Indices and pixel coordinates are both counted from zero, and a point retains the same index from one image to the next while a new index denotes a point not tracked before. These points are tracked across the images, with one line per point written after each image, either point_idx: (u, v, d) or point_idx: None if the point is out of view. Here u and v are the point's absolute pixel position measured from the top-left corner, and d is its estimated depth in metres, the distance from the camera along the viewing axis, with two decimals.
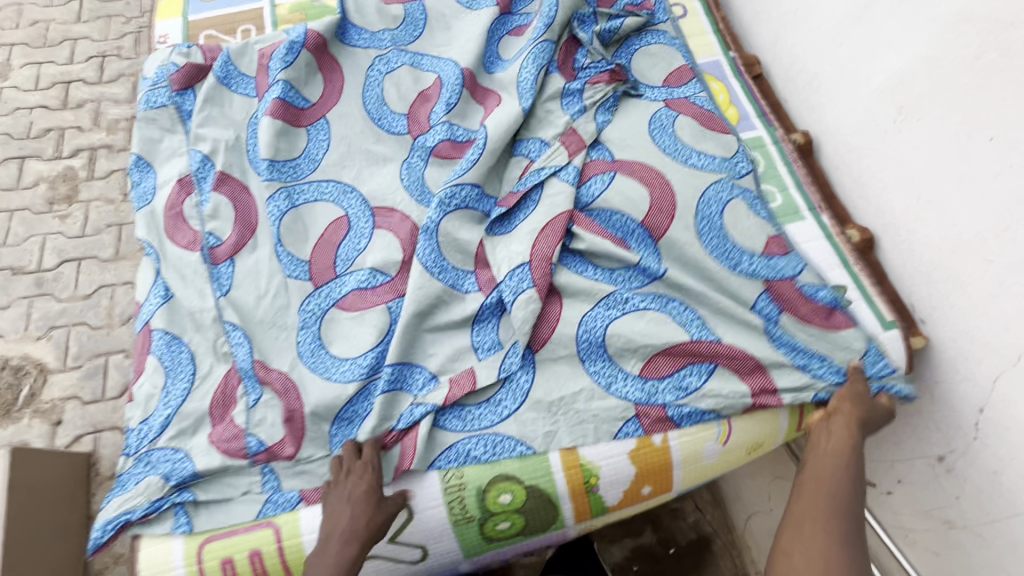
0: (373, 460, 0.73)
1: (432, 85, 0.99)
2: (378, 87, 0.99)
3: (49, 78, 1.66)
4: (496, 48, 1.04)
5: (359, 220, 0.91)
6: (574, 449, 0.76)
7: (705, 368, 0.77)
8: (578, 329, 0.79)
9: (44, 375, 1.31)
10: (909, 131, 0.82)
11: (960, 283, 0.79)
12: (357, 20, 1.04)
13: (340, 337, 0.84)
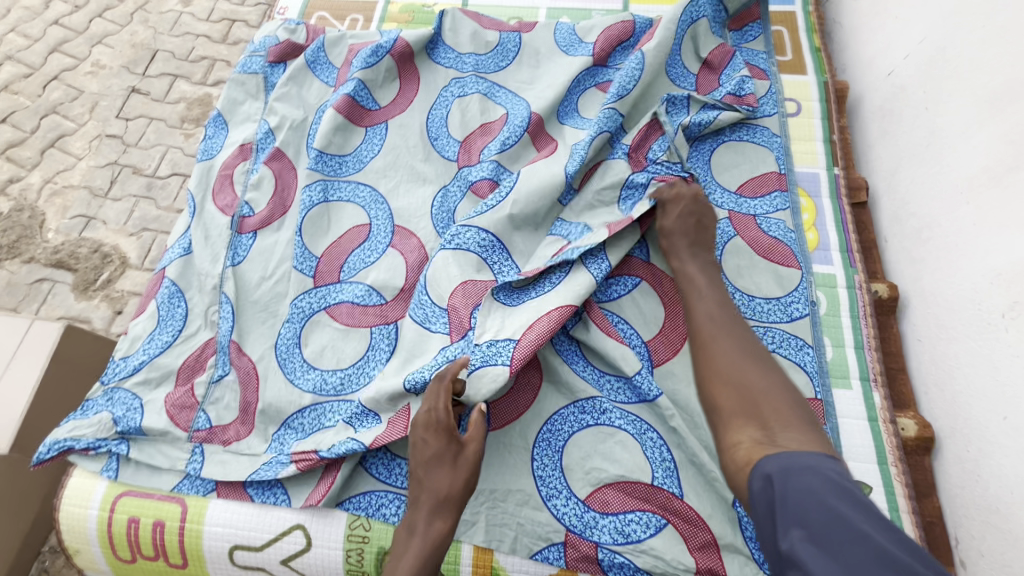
0: (441, 414, 0.66)
1: (497, 120, 0.96)
2: (445, 109, 0.98)
3: (221, 14, 1.77)
4: (576, 98, 0.98)
5: (378, 234, 0.89)
6: (488, 549, 0.70)
7: (659, 522, 0.68)
8: (540, 430, 0.74)
9: (124, 268, 1.37)
10: (1013, 334, 0.64)
11: (1020, 543, 0.61)
12: (449, 39, 1.03)
13: (317, 342, 0.82)
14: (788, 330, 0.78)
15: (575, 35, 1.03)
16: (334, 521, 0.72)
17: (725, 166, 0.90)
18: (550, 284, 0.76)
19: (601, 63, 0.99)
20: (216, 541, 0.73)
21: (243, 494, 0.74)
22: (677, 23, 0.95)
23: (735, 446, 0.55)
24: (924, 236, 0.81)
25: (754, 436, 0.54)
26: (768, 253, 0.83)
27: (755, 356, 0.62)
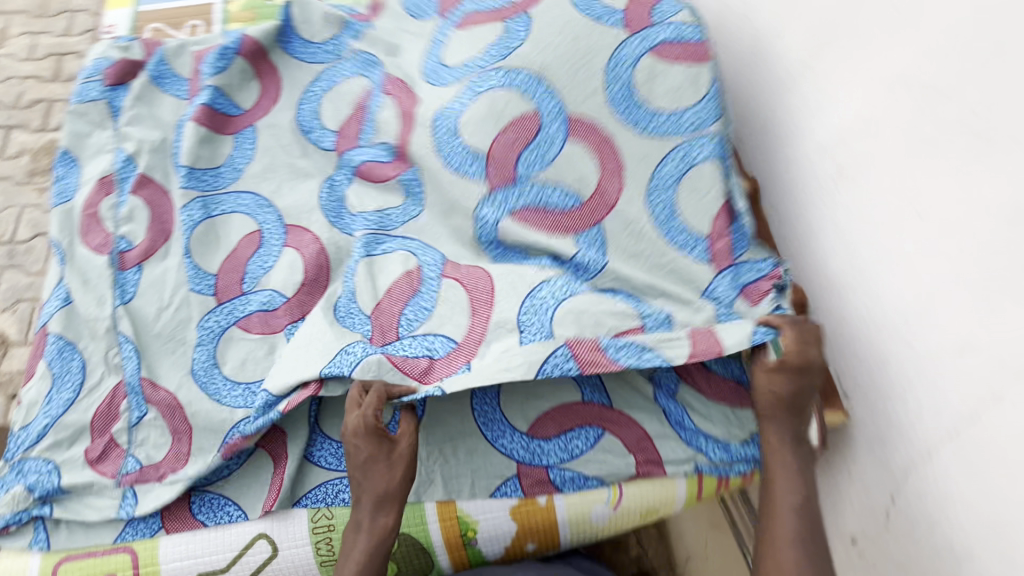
0: (369, 416, 0.66)
1: (364, 97, 0.94)
2: (315, 102, 0.96)
3: (45, 49, 1.60)
4: (439, 50, 0.88)
5: (272, 238, 0.88)
6: (450, 500, 0.74)
7: (596, 435, 0.75)
8: (472, 394, 0.76)
9: (6, 347, 1.25)
10: (846, 192, 0.76)
11: (881, 361, 0.72)
12: (300, 29, 1.00)
13: (236, 358, 0.81)
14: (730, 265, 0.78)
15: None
16: (295, 520, 0.73)
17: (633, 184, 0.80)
18: (437, 291, 0.77)
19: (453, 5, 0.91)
20: None
21: (194, 522, 0.73)
22: None
23: (773, 567, 0.60)
24: (769, 129, 0.92)
25: (809, 571, 0.59)
26: None
27: (811, 532, 0.62)
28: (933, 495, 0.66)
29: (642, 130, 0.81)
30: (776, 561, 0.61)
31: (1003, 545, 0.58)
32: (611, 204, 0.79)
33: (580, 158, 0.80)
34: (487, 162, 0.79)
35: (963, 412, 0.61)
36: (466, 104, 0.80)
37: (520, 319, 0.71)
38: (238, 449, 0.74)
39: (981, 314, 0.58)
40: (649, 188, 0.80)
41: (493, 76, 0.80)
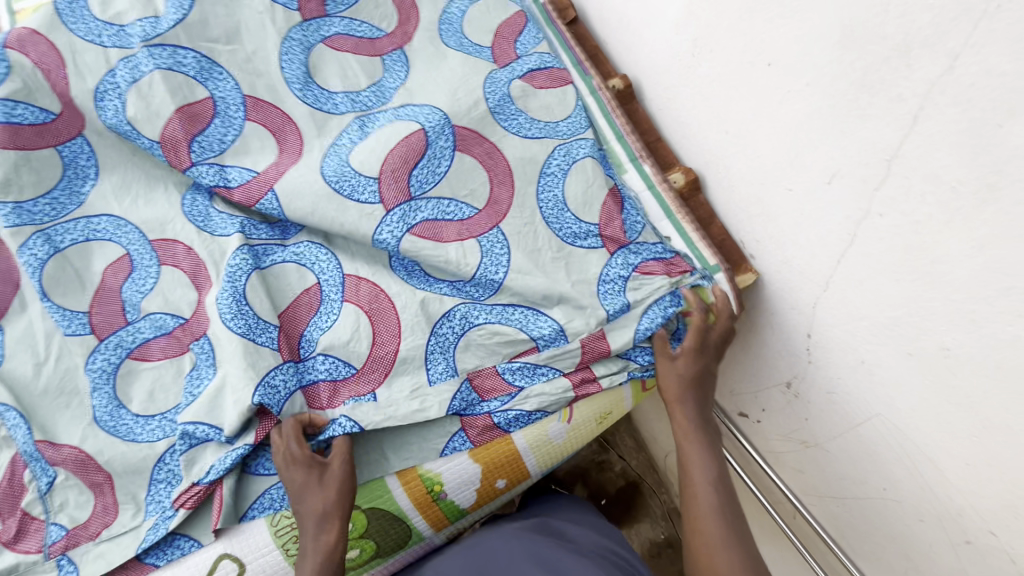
0: (291, 443, 0.68)
1: (202, 104, 0.80)
2: (118, 98, 0.78)
3: None
4: (303, 56, 0.85)
5: (142, 258, 0.79)
6: (409, 465, 0.73)
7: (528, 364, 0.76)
8: (429, 338, 0.75)
9: None
10: (705, 64, 0.78)
11: (771, 214, 0.77)
12: (100, 9, 0.80)
13: (141, 392, 0.75)
14: (620, 246, 0.81)
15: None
16: (252, 531, 0.70)
17: (514, 158, 0.83)
18: (339, 293, 0.77)
19: (319, 14, 0.87)
20: None
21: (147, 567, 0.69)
22: None
23: (701, 548, 0.63)
24: (626, 21, 0.92)
25: (736, 541, 0.62)
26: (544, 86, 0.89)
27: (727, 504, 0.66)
28: (839, 319, 0.72)
29: (521, 136, 0.85)
30: (705, 545, 0.63)
31: (900, 342, 0.64)
32: (502, 213, 0.80)
33: (470, 164, 0.82)
34: (380, 184, 0.78)
35: (844, 236, 0.66)
36: (357, 137, 0.81)
37: (427, 354, 0.75)
38: (202, 496, 0.69)
39: (838, 140, 0.62)
40: (539, 181, 0.83)
41: (381, 117, 0.82)
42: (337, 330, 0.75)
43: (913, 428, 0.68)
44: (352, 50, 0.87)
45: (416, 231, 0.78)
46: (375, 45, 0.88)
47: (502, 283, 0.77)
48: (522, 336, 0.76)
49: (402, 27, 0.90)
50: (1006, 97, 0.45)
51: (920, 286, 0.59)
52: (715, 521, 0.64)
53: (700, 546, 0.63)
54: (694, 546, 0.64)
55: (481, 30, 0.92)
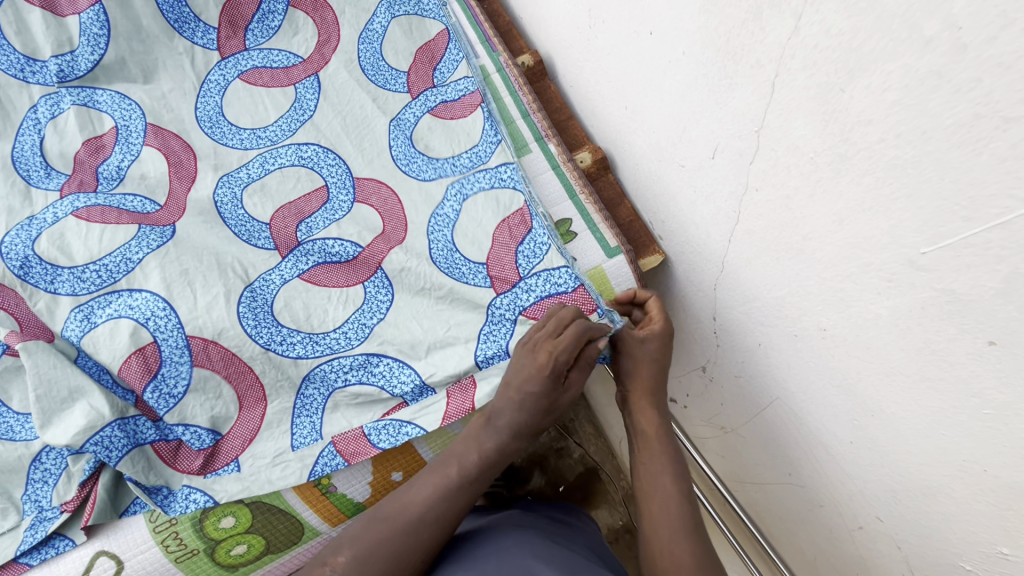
0: (563, 355, 0.61)
1: (107, 135, 0.82)
2: (35, 133, 0.82)
3: None
4: (217, 98, 0.86)
5: (14, 249, 0.74)
6: None
7: (419, 385, 0.69)
8: (297, 395, 0.71)
9: None
10: (600, 36, 0.75)
11: (671, 193, 0.74)
12: (18, 41, 0.84)
13: (20, 390, 0.72)
14: (510, 286, 0.72)
15: (186, 6, 0.88)
16: (131, 527, 0.68)
17: None
18: (186, 357, 0.70)
19: (239, 50, 0.89)
20: None
21: (20, 566, 0.66)
22: (379, 10, 0.91)
23: (660, 559, 0.54)
24: None
25: (698, 548, 0.54)
26: (457, 112, 0.84)
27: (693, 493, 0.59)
28: (736, 300, 0.70)
29: (419, 178, 0.80)
30: (664, 555, 0.54)
31: (787, 323, 0.62)
32: (390, 244, 0.75)
33: (367, 212, 0.78)
34: (274, 232, 0.77)
35: (732, 214, 0.63)
36: (257, 173, 0.81)
37: (293, 415, 0.70)
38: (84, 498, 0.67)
39: (715, 112, 0.59)
40: (431, 221, 0.77)
41: (284, 152, 0.82)
42: (191, 394, 0.69)
43: (807, 413, 0.65)
44: (266, 84, 0.87)
45: (305, 276, 0.74)
46: (289, 75, 0.88)
47: (376, 330, 0.72)
48: (386, 395, 0.70)
49: (320, 49, 0.89)
50: (845, 58, 0.42)
51: (797, 264, 0.56)
52: (683, 543, 0.54)
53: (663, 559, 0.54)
54: (658, 567, 0.54)
55: (400, 52, 0.89)
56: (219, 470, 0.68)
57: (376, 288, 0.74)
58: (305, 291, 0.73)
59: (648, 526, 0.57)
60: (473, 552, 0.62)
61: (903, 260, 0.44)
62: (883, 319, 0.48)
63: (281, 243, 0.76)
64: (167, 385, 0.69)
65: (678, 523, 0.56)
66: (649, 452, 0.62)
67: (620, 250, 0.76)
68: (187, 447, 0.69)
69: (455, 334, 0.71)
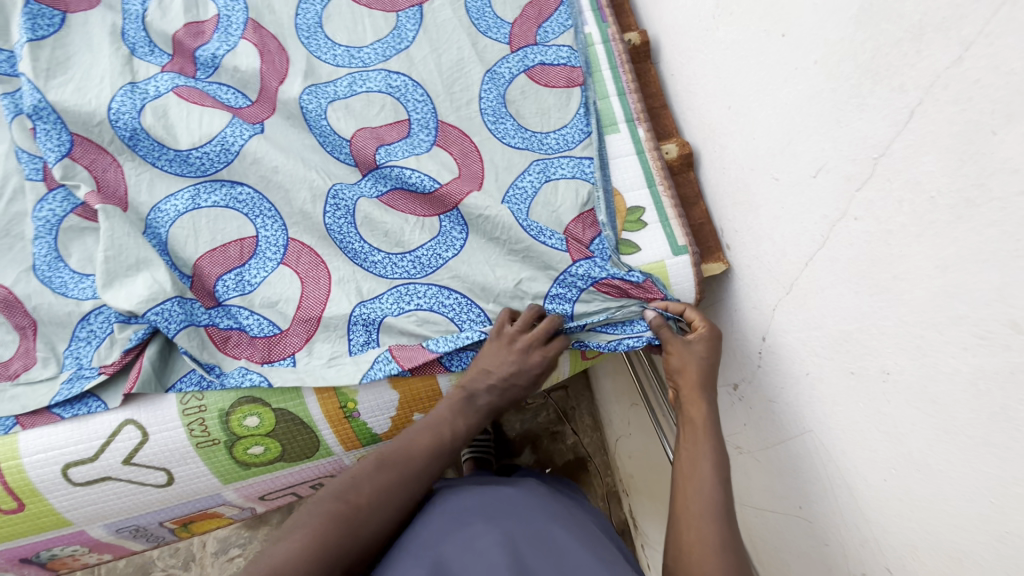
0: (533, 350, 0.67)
1: (210, 23, 0.83)
2: (141, 4, 0.83)
3: None
4: (319, 8, 0.85)
5: (120, 112, 0.75)
6: (331, 393, 0.72)
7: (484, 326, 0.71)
8: (357, 304, 0.71)
9: None
10: (723, 28, 0.72)
11: (754, 204, 0.72)
12: None
13: (82, 250, 0.75)
14: (587, 256, 0.73)
15: None
16: (164, 403, 0.70)
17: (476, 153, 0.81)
18: (277, 255, 0.73)
19: None
20: (42, 468, 0.68)
21: (51, 415, 0.69)
22: None
23: (686, 533, 0.53)
24: None
25: (727, 532, 0.52)
26: (552, 76, 0.83)
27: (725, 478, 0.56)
28: (794, 326, 0.68)
29: (504, 143, 0.79)
30: (692, 530, 0.53)
31: (845, 358, 0.60)
32: (478, 183, 0.76)
33: (445, 157, 0.78)
34: (353, 149, 0.77)
35: (818, 237, 0.62)
36: (343, 92, 0.80)
37: (351, 322, 0.71)
38: (124, 366, 0.69)
39: (833, 129, 0.57)
40: (507, 194, 0.76)
41: (374, 76, 0.81)
42: (268, 286, 0.72)
43: (838, 451, 0.64)
44: (369, 4, 0.86)
45: (384, 199, 0.75)
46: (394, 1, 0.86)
47: (450, 263, 0.73)
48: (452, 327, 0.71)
49: None
50: (1007, 100, 0.40)
51: (877, 302, 0.55)
52: (712, 523, 0.52)
53: (689, 537, 0.52)
54: (684, 540, 0.53)
55: (509, 3, 0.87)
56: (276, 361, 0.70)
57: (451, 229, 0.75)
58: (384, 214, 0.74)
59: (680, 505, 0.55)
60: (490, 507, 0.63)
61: (1005, 319, 0.42)
62: (961, 375, 0.47)
63: (361, 162, 0.77)
64: (249, 274, 0.72)
65: (708, 504, 0.54)
66: (691, 445, 0.59)
67: (687, 250, 0.75)
68: (241, 336, 0.71)
69: (525, 290, 0.72)
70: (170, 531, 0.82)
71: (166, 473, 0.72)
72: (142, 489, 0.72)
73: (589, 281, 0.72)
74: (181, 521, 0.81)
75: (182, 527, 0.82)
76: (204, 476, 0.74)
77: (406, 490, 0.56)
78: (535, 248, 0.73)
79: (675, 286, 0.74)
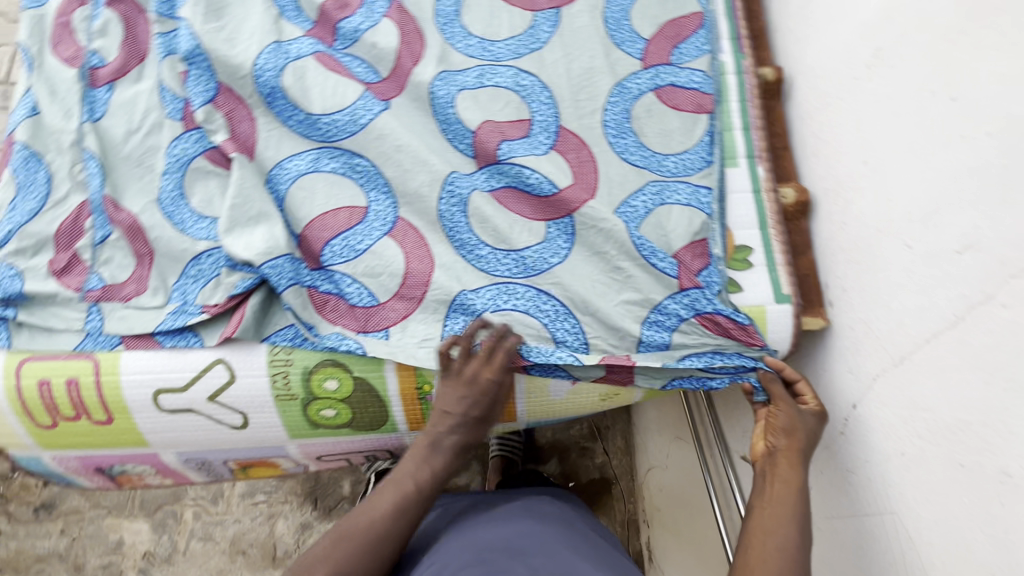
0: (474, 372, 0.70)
1: None
2: None
3: None
4: None
5: (264, 68, 0.78)
6: (411, 374, 0.73)
7: (579, 338, 0.73)
8: (462, 292, 0.74)
9: None
10: (876, 80, 0.69)
11: (875, 266, 0.69)
12: None
13: (203, 190, 0.79)
14: (696, 287, 0.73)
15: None
16: (254, 351, 0.72)
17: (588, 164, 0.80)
18: (384, 228, 0.75)
19: None
20: (138, 388, 0.72)
21: (153, 341, 0.73)
22: None
23: None
24: (808, 11, 0.83)
25: None
26: (679, 100, 0.82)
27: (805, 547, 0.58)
28: (897, 400, 0.65)
29: (622, 158, 0.80)
30: None
31: (955, 448, 0.57)
32: (591, 191, 0.77)
33: (561, 162, 0.79)
34: (476, 141, 0.78)
35: (947, 316, 0.58)
36: (471, 83, 0.81)
37: (452, 307, 0.74)
38: (227, 310, 0.72)
39: (993, 208, 0.54)
40: (620, 210, 0.76)
41: (504, 72, 0.83)
42: (372, 257, 0.74)
43: (924, 542, 0.60)
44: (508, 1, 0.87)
45: (499, 196, 0.77)
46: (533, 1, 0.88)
47: (553, 270, 0.74)
48: (546, 334, 0.74)
49: None
50: None
51: (1011, 398, 0.51)
52: None
53: None
54: None
55: (647, 19, 0.86)
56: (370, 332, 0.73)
57: (558, 235, 0.76)
58: (497, 212, 0.76)
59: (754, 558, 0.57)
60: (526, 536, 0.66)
61: None
62: None
63: (480, 155, 0.78)
64: (355, 243, 0.75)
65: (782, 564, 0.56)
66: (774, 504, 0.61)
67: (791, 299, 0.73)
68: (338, 301, 0.74)
69: (624, 310, 0.74)
70: (230, 471, 0.86)
71: (242, 417, 0.75)
72: (219, 427, 0.76)
73: (690, 313, 0.73)
74: (243, 464, 0.84)
75: (241, 469, 0.86)
76: (275, 428, 0.76)
77: (375, 557, 0.62)
78: (642, 269, 0.74)
79: (770, 331, 0.73)
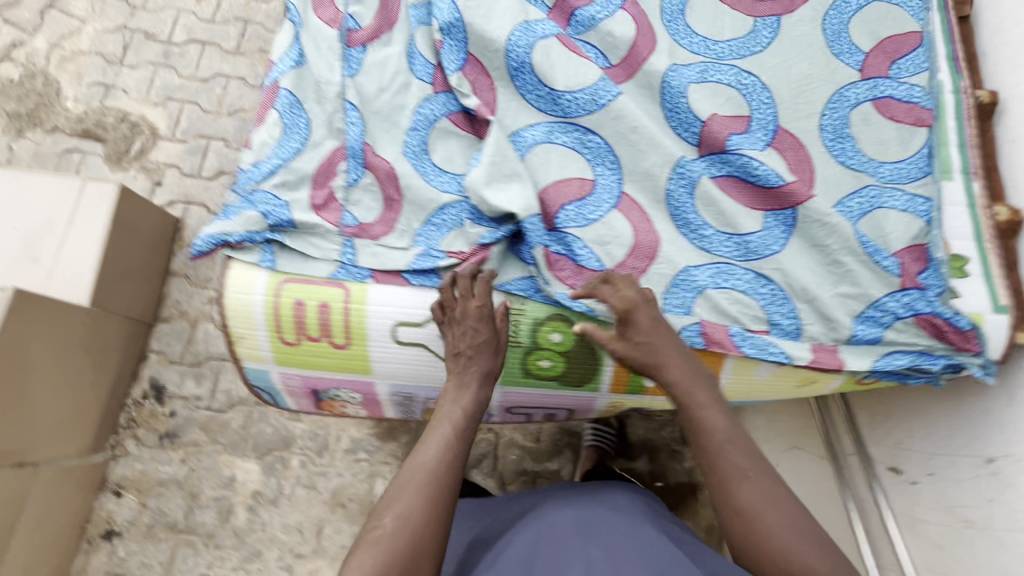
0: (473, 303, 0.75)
1: None
2: None
3: None
4: None
5: (515, 44, 0.85)
6: None
7: (794, 322, 0.78)
8: (686, 267, 0.79)
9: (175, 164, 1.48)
10: None
11: None
12: None
13: (444, 149, 0.86)
14: (917, 288, 0.77)
15: None
16: (491, 298, 0.80)
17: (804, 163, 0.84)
18: (612, 201, 0.81)
19: None
20: (380, 319, 0.79)
21: (400, 278, 0.80)
22: None
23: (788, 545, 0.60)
24: None
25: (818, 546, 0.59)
26: (897, 112, 0.85)
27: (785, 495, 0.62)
28: None
29: (838, 160, 0.83)
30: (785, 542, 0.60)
31: None
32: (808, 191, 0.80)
33: (777, 160, 0.83)
34: (702, 131, 0.83)
35: None
36: (696, 77, 0.87)
37: (674, 283, 0.78)
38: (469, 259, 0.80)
39: None
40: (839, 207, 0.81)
41: (725, 70, 0.88)
42: (602, 226, 0.80)
43: None
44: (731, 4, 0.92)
45: (722, 183, 0.82)
46: (755, 6, 0.92)
47: (777, 255, 0.79)
48: (762, 315, 0.78)
49: None
50: None
51: None
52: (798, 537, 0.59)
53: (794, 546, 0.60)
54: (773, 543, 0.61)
55: (866, 33, 0.90)
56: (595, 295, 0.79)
57: (780, 224, 0.80)
58: (721, 198, 0.81)
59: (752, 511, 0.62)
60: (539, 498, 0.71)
61: None
62: None
63: (705, 144, 0.83)
64: (587, 211, 0.80)
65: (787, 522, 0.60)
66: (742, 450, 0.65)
67: (1008, 311, 0.75)
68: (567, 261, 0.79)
69: (839, 300, 0.78)
70: (422, 411, 0.92)
71: None
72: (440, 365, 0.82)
73: (907, 312, 0.76)
74: None
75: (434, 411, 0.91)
76: None
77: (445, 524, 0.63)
78: (863, 264, 0.78)
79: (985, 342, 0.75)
